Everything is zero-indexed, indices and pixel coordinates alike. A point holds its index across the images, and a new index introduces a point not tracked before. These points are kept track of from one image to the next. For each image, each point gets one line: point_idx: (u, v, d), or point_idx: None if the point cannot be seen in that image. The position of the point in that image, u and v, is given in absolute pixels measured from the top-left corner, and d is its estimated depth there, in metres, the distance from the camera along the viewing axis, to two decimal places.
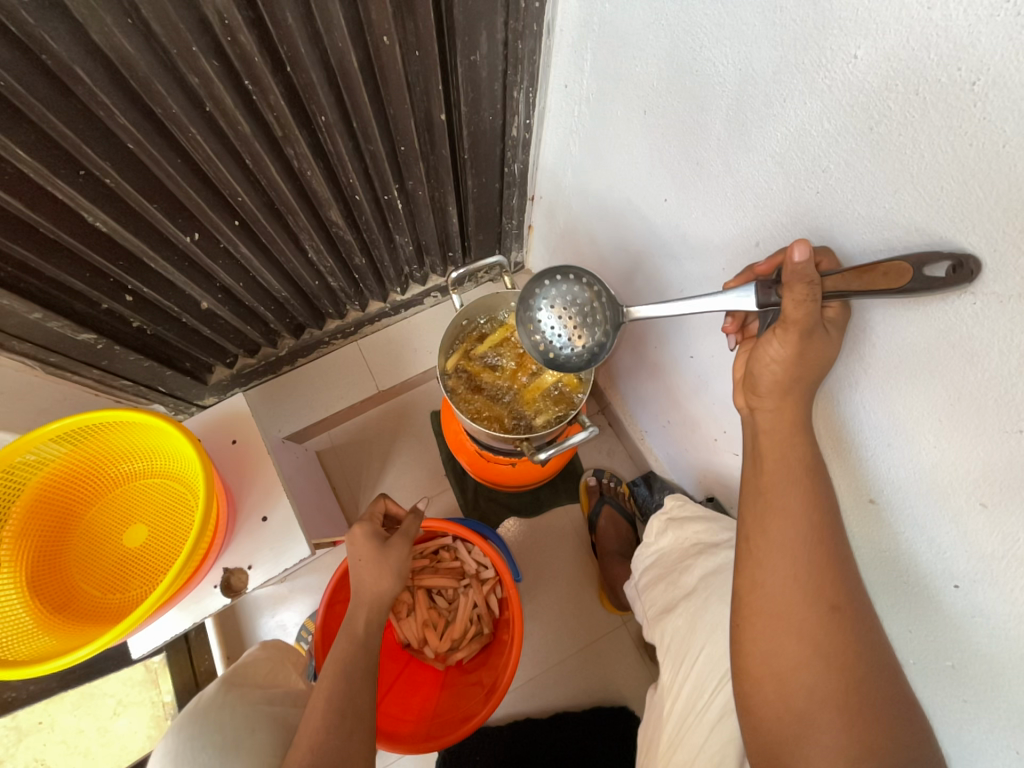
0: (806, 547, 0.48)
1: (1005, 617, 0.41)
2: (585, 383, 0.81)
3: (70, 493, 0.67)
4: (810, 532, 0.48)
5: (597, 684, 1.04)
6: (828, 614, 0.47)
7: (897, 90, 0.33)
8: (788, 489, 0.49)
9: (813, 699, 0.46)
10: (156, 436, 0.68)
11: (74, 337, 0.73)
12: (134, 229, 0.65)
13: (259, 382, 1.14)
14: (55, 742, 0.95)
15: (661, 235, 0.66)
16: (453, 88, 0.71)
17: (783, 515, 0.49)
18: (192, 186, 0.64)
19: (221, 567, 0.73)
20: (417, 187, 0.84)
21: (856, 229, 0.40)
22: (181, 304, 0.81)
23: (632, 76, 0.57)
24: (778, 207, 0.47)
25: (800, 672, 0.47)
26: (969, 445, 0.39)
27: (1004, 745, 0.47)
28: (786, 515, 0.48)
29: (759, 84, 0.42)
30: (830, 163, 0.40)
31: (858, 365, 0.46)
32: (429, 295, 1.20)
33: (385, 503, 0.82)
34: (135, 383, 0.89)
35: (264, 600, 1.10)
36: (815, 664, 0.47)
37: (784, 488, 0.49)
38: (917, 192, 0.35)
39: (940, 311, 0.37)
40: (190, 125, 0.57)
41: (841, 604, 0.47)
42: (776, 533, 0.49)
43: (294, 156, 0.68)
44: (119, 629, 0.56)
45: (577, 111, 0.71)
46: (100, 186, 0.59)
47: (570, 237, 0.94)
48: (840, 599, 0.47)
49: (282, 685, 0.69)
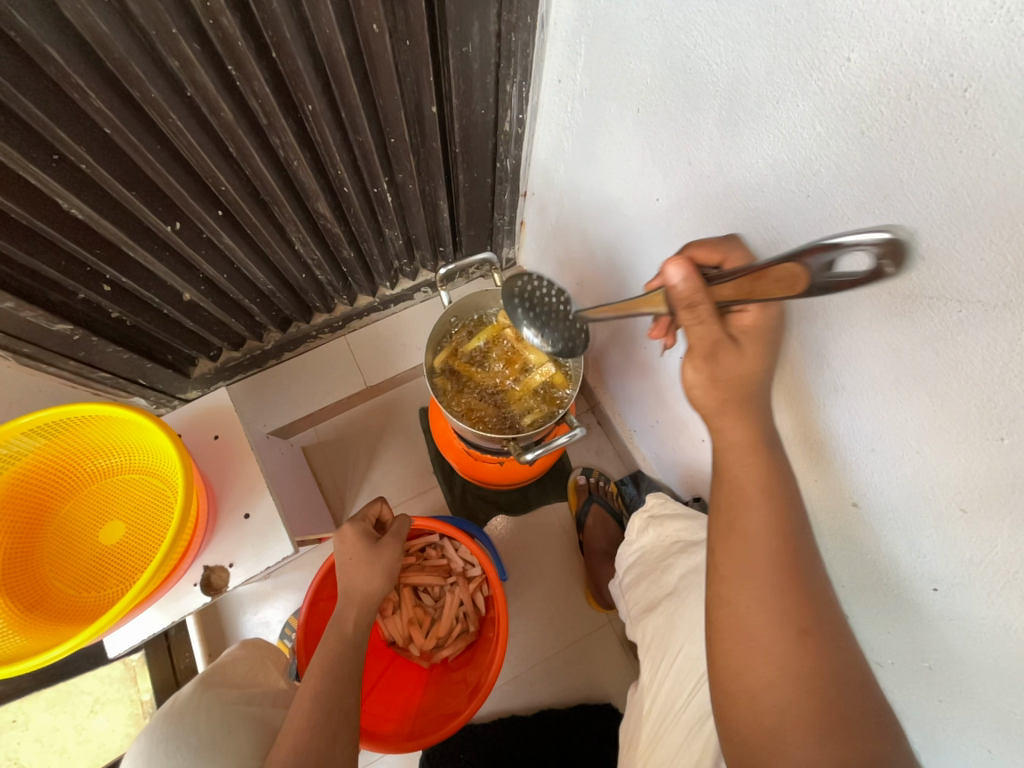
0: (776, 554, 0.49)
1: (981, 620, 0.42)
2: (573, 382, 0.80)
3: (43, 488, 0.65)
4: (779, 546, 0.49)
5: (582, 682, 1.04)
6: (797, 636, 0.47)
7: (889, 94, 0.33)
8: (757, 494, 0.50)
9: (783, 718, 0.45)
10: (134, 430, 0.66)
11: (49, 328, 0.71)
12: (112, 217, 0.63)
13: (243, 375, 1.12)
14: (29, 741, 0.93)
15: (652, 235, 0.66)
16: (445, 80, 0.69)
17: (745, 532, 0.50)
18: (173, 174, 0.62)
19: (201, 565, 0.72)
20: (407, 180, 0.83)
21: (846, 234, 0.40)
22: (163, 296, 0.79)
23: (625, 71, 0.57)
24: (769, 209, 0.46)
25: (768, 691, 0.46)
26: (951, 451, 0.39)
27: (978, 745, 0.48)
28: (753, 523, 0.50)
29: (752, 84, 0.42)
30: (820, 166, 0.40)
31: (843, 369, 0.46)
32: (419, 290, 1.18)
33: (380, 508, 0.80)
34: (114, 375, 0.86)
35: (247, 596, 1.08)
36: (783, 685, 0.46)
37: (748, 499, 0.50)
38: (908, 198, 0.34)
39: (927, 317, 0.37)
40: (170, 110, 0.55)
41: (810, 626, 0.47)
42: (748, 543, 0.49)
43: (279, 145, 0.66)
44: (94, 628, 0.54)
45: (570, 107, 0.71)
46: (75, 171, 0.57)
47: (562, 234, 0.94)
48: (809, 621, 0.47)
49: (261, 685, 0.68)
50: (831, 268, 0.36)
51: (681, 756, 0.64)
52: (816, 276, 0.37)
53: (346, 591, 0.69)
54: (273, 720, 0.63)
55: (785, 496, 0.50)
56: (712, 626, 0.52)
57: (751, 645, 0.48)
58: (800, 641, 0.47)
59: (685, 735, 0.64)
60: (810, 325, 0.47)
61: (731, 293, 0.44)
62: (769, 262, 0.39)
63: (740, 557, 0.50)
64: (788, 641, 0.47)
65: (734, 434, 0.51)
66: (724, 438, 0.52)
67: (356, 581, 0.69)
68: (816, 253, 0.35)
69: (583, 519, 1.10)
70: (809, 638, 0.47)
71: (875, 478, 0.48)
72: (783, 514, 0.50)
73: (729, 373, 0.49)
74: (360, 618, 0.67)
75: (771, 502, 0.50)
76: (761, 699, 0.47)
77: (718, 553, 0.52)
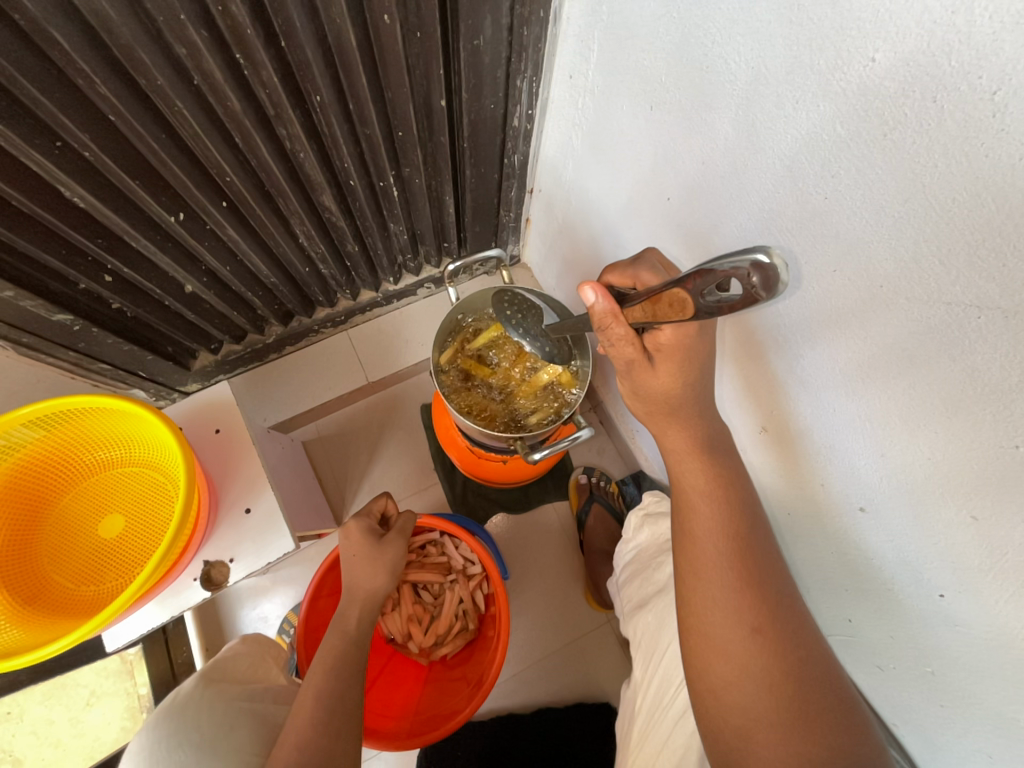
0: (729, 557, 0.54)
1: (986, 629, 0.42)
2: (581, 381, 0.78)
3: (43, 481, 0.64)
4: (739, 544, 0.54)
5: (579, 681, 1.04)
6: (751, 635, 0.51)
7: (913, 96, 0.32)
8: (700, 499, 0.57)
9: (747, 717, 0.49)
10: (135, 424, 0.66)
11: (49, 318, 0.70)
12: (115, 207, 0.62)
13: (244, 369, 1.11)
14: (24, 733, 0.93)
15: (661, 234, 0.65)
16: (454, 73, 0.68)
17: (695, 535, 0.56)
18: (177, 164, 0.61)
19: (202, 560, 0.71)
20: (413, 175, 0.82)
21: (862, 237, 0.39)
22: (164, 287, 0.78)
23: (639, 68, 0.56)
24: (783, 211, 0.46)
25: (731, 690, 0.50)
26: (961, 457, 0.38)
27: (978, 750, 0.48)
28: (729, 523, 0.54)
29: (771, 84, 0.41)
30: (839, 169, 0.39)
31: (852, 374, 0.45)
32: (423, 286, 1.18)
33: (384, 502, 0.80)
34: (114, 367, 0.85)
35: (246, 591, 1.08)
36: (745, 684, 0.50)
37: (694, 504, 0.57)
38: (929, 202, 0.34)
39: (943, 323, 0.36)
40: (175, 98, 0.54)
41: (763, 626, 0.51)
42: (727, 547, 0.53)
43: (286, 137, 0.65)
44: (93, 623, 0.54)
45: (581, 103, 0.70)
46: (78, 160, 0.56)
47: (568, 232, 0.93)
48: (762, 621, 0.51)
49: (262, 681, 0.68)
50: (712, 289, 0.39)
51: (667, 750, 0.63)
52: (697, 301, 0.41)
53: (349, 587, 0.69)
54: (273, 715, 0.62)
55: (731, 493, 0.57)
56: (692, 628, 0.54)
57: (715, 644, 0.52)
58: (766, 643, 0.50)
59: (672, 729, 0.64)
60: (759, 325, 0.55)
61: (640, 316, 0.50)
62: (663, 285, 0.44)
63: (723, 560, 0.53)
64: (745, 641, 0.51)
65: (671, 443, 0.59)
66: (666, 445, 0.60)
67: (358, 579, 0.69)
68: (698, 278, 0.40)
69: (584, 518, 1.10)
70: (762, 637, 0.51)
71: (834, 457, 0.51)
72: (729, 516, 0.56)
73: (650, 391, 0.57)
74: (362, 617, 0.68)
75: (719, 509, 0.56)
76: (729, 696, 0.50)
77: (682, 562, 0.57)
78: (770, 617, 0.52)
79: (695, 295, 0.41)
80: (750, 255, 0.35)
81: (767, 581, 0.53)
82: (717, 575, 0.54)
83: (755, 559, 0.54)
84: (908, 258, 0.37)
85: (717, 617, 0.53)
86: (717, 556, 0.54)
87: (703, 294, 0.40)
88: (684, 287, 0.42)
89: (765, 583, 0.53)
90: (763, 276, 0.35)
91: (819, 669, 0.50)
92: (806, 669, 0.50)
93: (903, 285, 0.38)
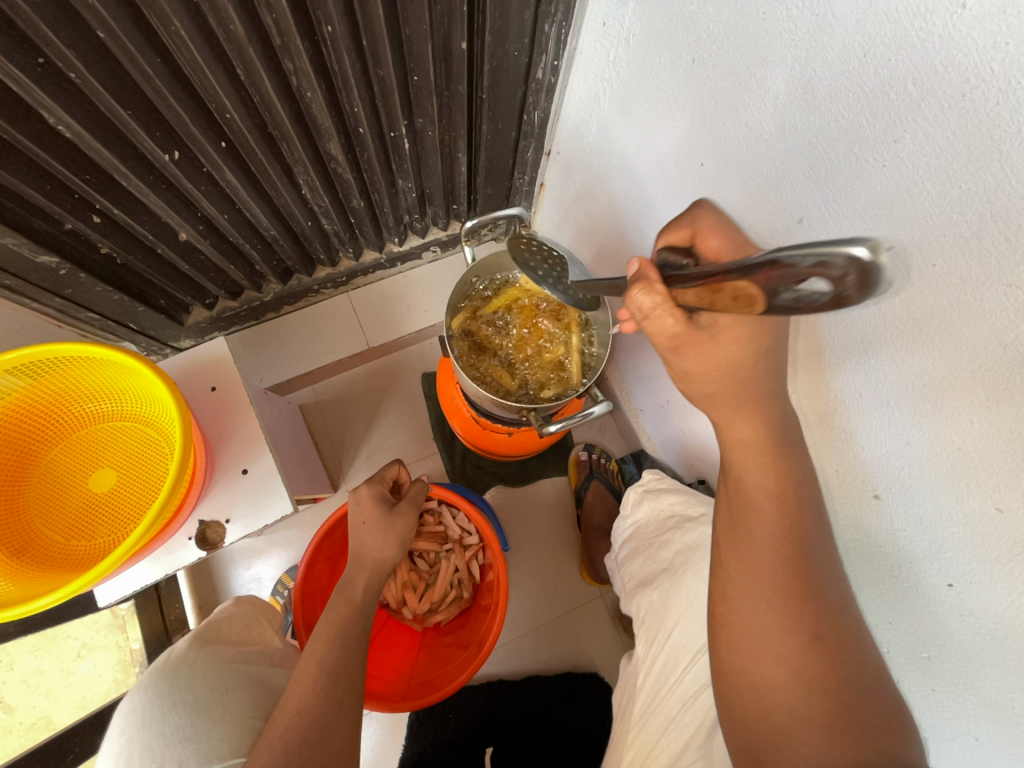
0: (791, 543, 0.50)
1: (996, 618, 0.41)
2: (596, 358, 0.78)
3: (32, 431, 0.62)
4: (774, 532, 0.51)
5: (567, 650, 1.07)
6: (800, 626, 0.48)
7: (1008, 47, 0.29)
8: (766, 488, 0.51)
9: (794, 716, 0.47)
10: (128, 376, 0.63)
11: (33, 259, 0.66)
12: (104, 138, 0.57)
13: (240, 327, 1.07)
14: (15, 682, 0.93)
15: (689, 205, 0.62)
16: (479, 13, 0.64)
17: (755, 520, 0.51)
18: (172, 93, 0.55)
19: (196, 520, 0.69)
20: (426, 127, 0.77)
21: (924, 206, 0.36)
22: (157, 232, 0.73)
23: (685, 17, 0.51)
24: (834, 178, 0.42)
25: (736, 671, 0.51)
26: (997, 448, 0.37)
27: (965, 733, 0.48)
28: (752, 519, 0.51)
29: (838, 33, 0.38)
30: (904, 133, 0.36)
31: (888, 361, 0.43)
32: (428, 249, 1.13)
33: (398, 469, 0.79)
34: (103, 316, 0.81)
35: (239, 553, 1.07)
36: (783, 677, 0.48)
37: (761, 486, 0.51)
38: (1003, 172, 0.31)
39: (997, 310, 0.34)
40: (172, 16, 0.48)
41: (801, 621, 0.49)
42: (740, 539, 0.52)
43: (292, 72, 0.60)
44: (86, 578, 0.52)
45: (613, 56, 0.65)
46: (63, 81, 0.51)
47: (585, 198, 0.89)
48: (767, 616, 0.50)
49: (258, 643, 0.67)
50: (790, 285, 0.34)
51: (674, 729, 0.64)
52: (770, 298, 0.36)
53: (356, 554, 0.68)
54: (272, 679, 0.63)
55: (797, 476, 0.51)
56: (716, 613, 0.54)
57: (757, 637, 0.50)
58: (820, 640, 0.48)
59: (680, 708, 0.65)
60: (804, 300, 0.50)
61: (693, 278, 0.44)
62: (728, 273, 0.38)
63: (749, 553, 0.51)
64: (781, 633, 0.49)
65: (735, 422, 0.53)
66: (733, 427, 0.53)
67: (367, 546, 0.68)
68: (768, 274, 0.34)
69: (583, 494, 1.10)
70: (820, 631, 0.48)
71: (850, 437, 0.50)
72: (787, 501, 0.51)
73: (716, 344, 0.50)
74: (369, 586, 0.66)
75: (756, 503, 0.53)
76: (772, 696, 0.49)
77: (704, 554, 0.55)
78: (819, 608, 0.49)
79: (771, 293, 0.35)
80: (846, 250, 0.29)
81: (814, 562, 0.50)
82: (744, 564, 0.51)
83: (818, 543, 0.50)
84: (968, 235, 0.34)
85: (744, 596, 0.51)
86: (778, 543, 0.50)
87: (778, 292, 0.35)
88: (754, 284, 0.36)
89: (819, 562, 0.50)
90: (861, 273, 0.30)
91: (851, 650, 0.48)
92: (837, 646, 0.48)
93: (959, 264, 0.35)
